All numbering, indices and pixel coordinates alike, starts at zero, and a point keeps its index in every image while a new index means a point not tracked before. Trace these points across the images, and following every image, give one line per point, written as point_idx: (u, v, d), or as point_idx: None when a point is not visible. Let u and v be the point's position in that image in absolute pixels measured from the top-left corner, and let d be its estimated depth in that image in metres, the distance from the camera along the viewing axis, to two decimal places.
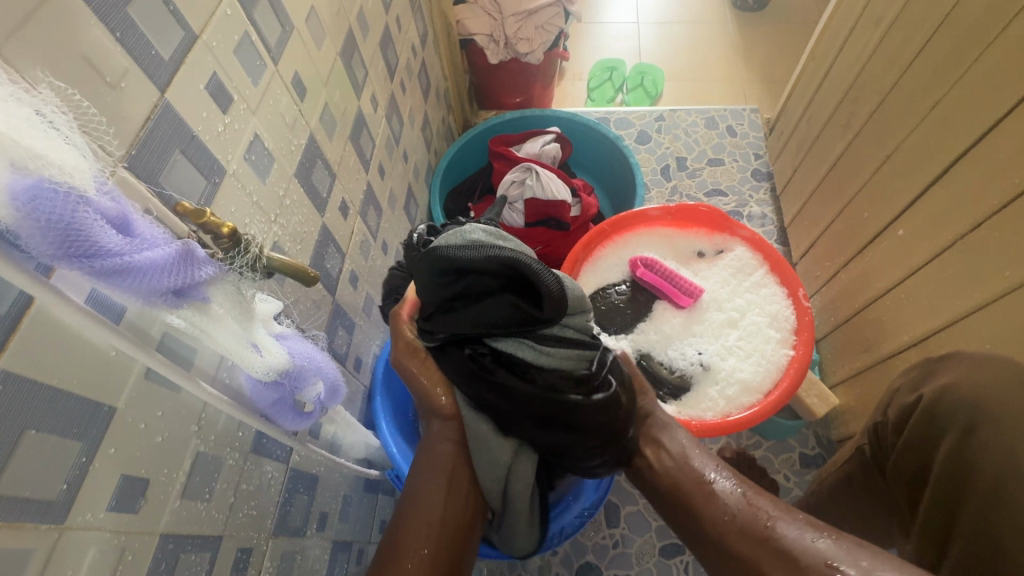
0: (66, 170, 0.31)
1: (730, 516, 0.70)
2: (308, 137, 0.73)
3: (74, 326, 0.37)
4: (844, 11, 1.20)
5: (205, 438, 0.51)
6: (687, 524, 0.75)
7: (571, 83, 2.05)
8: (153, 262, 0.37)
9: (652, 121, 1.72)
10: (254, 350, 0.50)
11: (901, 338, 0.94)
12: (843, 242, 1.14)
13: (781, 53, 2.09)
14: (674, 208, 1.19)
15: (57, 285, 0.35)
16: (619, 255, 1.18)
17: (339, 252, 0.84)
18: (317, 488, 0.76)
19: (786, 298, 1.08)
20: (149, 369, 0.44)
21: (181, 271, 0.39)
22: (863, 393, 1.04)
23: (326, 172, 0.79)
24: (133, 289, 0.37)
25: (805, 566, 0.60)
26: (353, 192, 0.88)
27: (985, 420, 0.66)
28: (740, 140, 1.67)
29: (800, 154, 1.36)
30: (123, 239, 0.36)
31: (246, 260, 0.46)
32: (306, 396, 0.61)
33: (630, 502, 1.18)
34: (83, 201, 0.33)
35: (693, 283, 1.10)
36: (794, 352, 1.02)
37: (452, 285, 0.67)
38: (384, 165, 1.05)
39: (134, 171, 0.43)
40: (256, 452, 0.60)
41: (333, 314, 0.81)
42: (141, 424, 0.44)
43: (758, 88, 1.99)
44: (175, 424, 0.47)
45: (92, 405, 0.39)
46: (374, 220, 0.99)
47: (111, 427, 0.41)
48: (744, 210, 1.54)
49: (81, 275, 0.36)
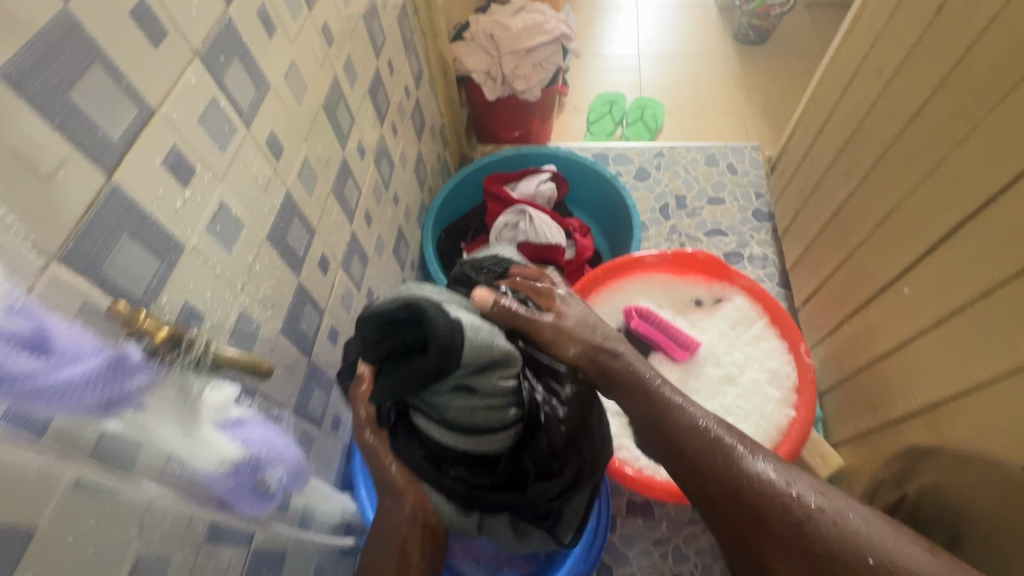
0: None
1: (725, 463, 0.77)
2: (285, 196, 0.70)
3: None
4: (845, 57, 1.18)
5: (149, 540, 0.47)
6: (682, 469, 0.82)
7: (570, 116, 2.04)
8: (79, 377, 0.36)
9: (650, 157, 1.70)
10: (214, 435, 0.48)
11: (909, 404, 0.89)
12: (846, 294, 1.10)
13: (782, 87, 2.08)
14: (670, 255, 1.15)
15: None
16: (614, 303, 1.13)
17: (318, 309, 0.81)
18: (284, 565, 0.71)
19: (787, 353, 1.03)
20: (81, 478, 0.40)
21: (111, 380, 0.39)
22: (868, 457, 0.99)
23: (304, 228, 0.76)
24: (62, 406, 0.36)
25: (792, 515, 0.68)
26: (334, 245, 0.86)
27: (968, 531, 0.69)
28: (740, 178, 1.64)
29: (801, 197, 1.33)
30: (41, 360, 0.34)
31: (184, 358, 0.47)
32: (269, 479, 0.57)
33: (624, 564, 1.12)
34: None
35: (689, 336, 1.07)
36: (796, 413, 0.97)
37: (393, 342, 0.64)
38: (371, 212, 1.02)
39: (71, 265, 0.40)
40: (211, 543, 0.55)
41: (308, 376, 0.78)
42: (68, 539, 0.40)
43: (759, 123, 1.98)
44: (110, 532, 0.43)
45: (4, 530, 0.35)
46: (358, 270, 0.96)
47: (29, 549, 0.37)
48: (745, 251, 1.51)
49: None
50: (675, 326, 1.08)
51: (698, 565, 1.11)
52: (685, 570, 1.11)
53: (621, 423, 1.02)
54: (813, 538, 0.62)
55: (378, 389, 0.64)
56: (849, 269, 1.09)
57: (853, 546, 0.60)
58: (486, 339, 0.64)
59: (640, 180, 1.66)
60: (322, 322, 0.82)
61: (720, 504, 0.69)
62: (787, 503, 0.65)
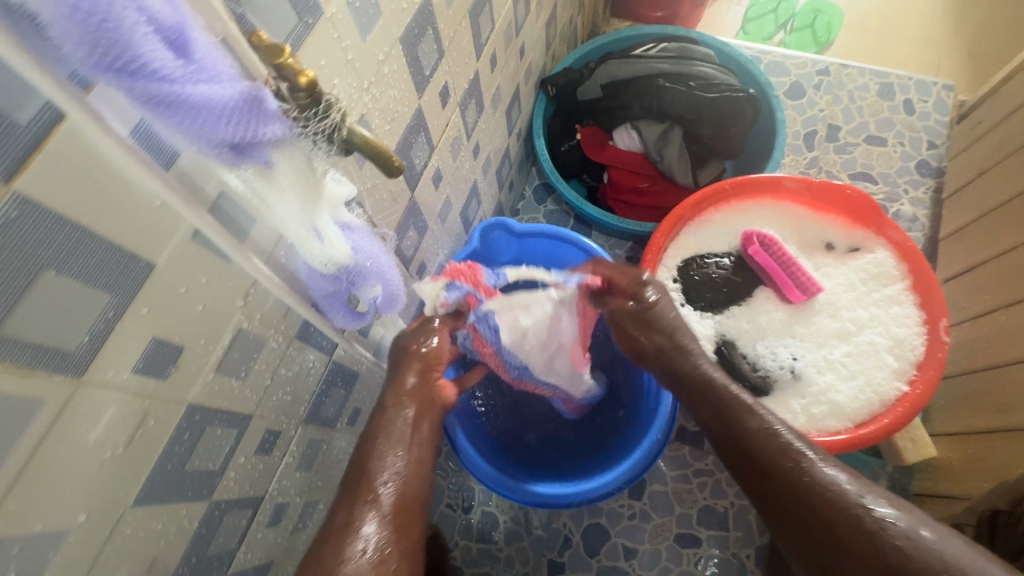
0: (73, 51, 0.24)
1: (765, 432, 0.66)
2: (421, 7, 0.60)
3: (59, 323, 0.31)
4: None
5: (251, 316, 0.47)
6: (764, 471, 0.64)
7: (726, 7, 1.69)
8: (215, 101, 0.29)
9: (812, 74, 1.42)
10: (314, 235, 0.43)
11: (1009, 419, 0.86)
12: (1007, 280, 0.97)
13: (998, 21, 1.63)
14: (816, 184, 0.98)
15: (38, 291, 0.29)
16: (735, 225, 1.01)
17: (429, 144, 0.74)
18: (355, 385, 0.73)
19: (920, 325, 0.90)
20: (202, 330, 0.42)
21: (244, 121, 0.31)
22: (966, 458, 0.93)
23: (434, 46, 0.66)
24: (184, 130, 0.30)
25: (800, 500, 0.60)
26: (458, 78, 0.76)
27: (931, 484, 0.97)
28: (916, 120, 1.35)
29: (996, 156, 1.12)
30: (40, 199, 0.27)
31: (323, 127, 0.35)
32: (362, 296, 0.53)
33: (658, 480, 1.13)
34: (182, 97, 0.28)
35: (811, 277, 0.95)
36: (909, 389, 0.85)
37: (663, 61, 1.12)
38: (496, 56, 0.90)
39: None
40: (301, 339, 0.56)
41: (408, 211, 0.73)
42: (181, 288, 0.38)
43: (959, 55, 1.58)
44: (220, 294, 0.42)
45: (122, 264, 0.33)
46: (472, 116, 0.87)
47: (146, 283, 0.35)
48: (892, 206, 1.28)
49: (169, 127, 0.30)
50: (799, 263, 0.96)
51: (734, 504, 1.10)
52: (720, 504, 1.10)
53: (704, 349, 0.94)
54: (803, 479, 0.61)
55: (618, 77, 1.13)
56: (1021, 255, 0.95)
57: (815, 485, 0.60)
58: (714, 77, 1.09)
59: (792, 99, 1.40)
60: (430, 160, 0.76)
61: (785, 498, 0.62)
62: (813, 479, 0.60)
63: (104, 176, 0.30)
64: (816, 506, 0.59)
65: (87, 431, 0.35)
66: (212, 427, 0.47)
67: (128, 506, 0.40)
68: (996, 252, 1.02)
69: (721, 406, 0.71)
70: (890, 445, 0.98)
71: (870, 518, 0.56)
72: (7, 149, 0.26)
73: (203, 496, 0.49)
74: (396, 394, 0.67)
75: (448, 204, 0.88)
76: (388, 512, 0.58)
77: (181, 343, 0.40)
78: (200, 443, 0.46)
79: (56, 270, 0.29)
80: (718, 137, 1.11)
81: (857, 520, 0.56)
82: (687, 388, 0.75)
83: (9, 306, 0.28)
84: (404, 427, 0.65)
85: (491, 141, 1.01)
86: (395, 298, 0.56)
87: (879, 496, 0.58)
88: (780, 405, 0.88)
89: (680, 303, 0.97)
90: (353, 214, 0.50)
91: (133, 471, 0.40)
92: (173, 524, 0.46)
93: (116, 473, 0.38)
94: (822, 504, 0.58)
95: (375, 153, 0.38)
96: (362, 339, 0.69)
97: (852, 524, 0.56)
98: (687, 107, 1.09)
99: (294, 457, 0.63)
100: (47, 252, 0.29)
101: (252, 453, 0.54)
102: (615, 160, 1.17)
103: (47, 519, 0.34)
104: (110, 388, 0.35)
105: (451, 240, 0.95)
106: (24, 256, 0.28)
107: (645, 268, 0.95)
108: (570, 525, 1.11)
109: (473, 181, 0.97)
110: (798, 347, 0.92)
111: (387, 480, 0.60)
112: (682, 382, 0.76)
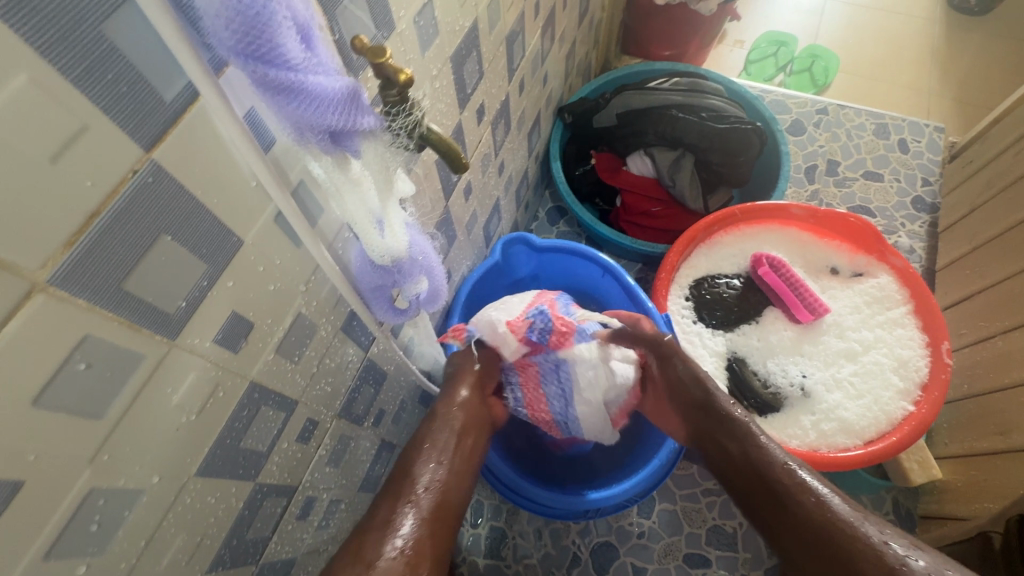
0: (223, 34, 0.28)
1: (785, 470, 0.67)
2: (469, 30, 0.65)
3: (163, 287, 0.33)
4: None
5: (309, 302, 0.50)
6: (787, 509, 0.64)
7: (729, 49, 1.79)
8: (324, 91, 0.33)
9: (812, 112, 1.50)
10: (377, 226, 0.45)
11: (1011, 439, 0.89)
12: (1002, 308, 1.01)
13: (984, 73, 1.74)
14: (821, 212, 1.03)
15: (154, 254, 0.32)
16: (744, 247, 1.06)
17: (464, 157, 0.78)
18: (383, 385, 0.75)
19: (923, 347, 0.94)
20: (271, 309, 0.45)
21: (345, 112, 0.35)
22: (970, 479, 0.95)
23: (476, 67, 0.71)
24: (296, 115, 0.34)
25: (824, 538, 0.60)
26: (493, 98, 0.81)
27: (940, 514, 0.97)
28: (911, 158, 1.43)
29: (987, 193, 1.19)
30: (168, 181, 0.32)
31: (406, 124, 0.40)
32: (406, 292, 0.56)
33: (667, 499, 1.13)
34: (300, 84, 0.32)
35: (818, 298, 0.99)
36: (915, 408, 0.88)
37: (675, 93, 1.19)
38: (524, 82, 0.95)
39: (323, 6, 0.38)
40: (345, 331, 0.58)
41: (443, 220, 0.77)
42: (260, 266, 0.41)
43: (949, 102, 1.68)
44: (289, 276, 0.45)
45: (219, 237, 0.36)
46: (501, 135, 0.92)
47: (234, 258, 0.38)
48: (890, 238, 1.33)
49: (278, 112, 0.34)
50: (806, 285, 1.00)
51: (743, 524, 1.11)
52: (728, 524, 1.10)
53: (717, 365, 0.96)
54: (826, 516, 0.61)
55: (632, 107, 1.20)
56: (1013, 284, 1.00)
57: (839, 521, 0.60)
58: (723, 110, 1.16)
59: (793, 134, 1.47)
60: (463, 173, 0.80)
61: (808, 535, 0.61)
62: (835, 515, 0.61)
63: (217, 154, 0.34)
64: (835, 540, 0.59)
65: (170, 393, 0.37)
66: (265, 407, 0.49)
67: (192, 475, 0.42)
68: (991, 282, 1.07)
69: (743, 446, 0.72)
70: (896, 466, 1.00)
71: (889, 550, 0.56)
72: (152, 119, 0.29)
73: (250, 477, 0.50)
74: (445, 405, 0.75)
75: (474, 217, 0.92)
76: (428, 514, 0.59)
77: (253, 319, 0.43)
78: (254, 422, 0.48)
79: (171, 235, 0.33)
80: (727, 166, 1.17)
81: (877, 551, 0.56)
82: (703, 419, 0.77)
83: (132, 262, 0.31)
84: (451, 436, 0.71)
85: (514, 160, 1.06)
86: (436, 295, 0.59)
87: (901, 536, 0.57)
88: (791, 420, 0.91)
89: (693, 320, 1.01)
90: (406, 212, 0.54)
91: (199, 441, 0.41)
92: (223, 501, 0.47)
93: (187, 439, 0.40)
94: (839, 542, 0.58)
95: (446, 149, 0.42)
96: (394, 338, 0.72)
97: (875, 560, 0.55)
98: (698, 137, 1.15)
99: (325, 450, 0.64)
100: (167, 220, 0.32)
101: (294, 440, 0.56)
102: (629, 184, 1.22)
103: (128, 475, 0.36)
104: (194, 354, 0.38)
105: (474, 252, 0.99)
106: (150, 218, 0.31)
107: (660, 284, 0.99)
108: (578, 542, 1.11)
109: (496, 197, 1.02)
110: (807, 366, 0.95)
111: (430, 484, 0.63)
112: (709, 422, 0.77)
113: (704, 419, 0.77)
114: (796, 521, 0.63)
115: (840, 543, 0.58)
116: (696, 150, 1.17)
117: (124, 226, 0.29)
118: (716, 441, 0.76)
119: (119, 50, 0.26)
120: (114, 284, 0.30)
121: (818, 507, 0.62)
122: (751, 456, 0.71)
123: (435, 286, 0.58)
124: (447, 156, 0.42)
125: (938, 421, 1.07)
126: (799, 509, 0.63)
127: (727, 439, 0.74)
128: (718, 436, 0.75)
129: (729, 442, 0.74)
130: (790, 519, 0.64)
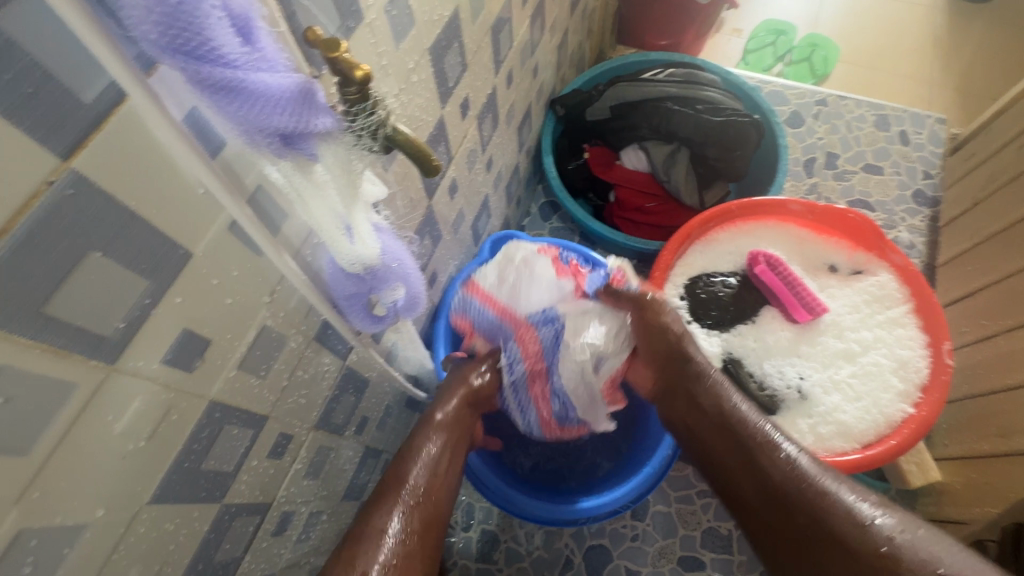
0: (140, 24, 0.25)
1: (762, 438, 0.68)
2: (450, 21, 0.61)
3: (94, 310, 0.30)
4: None
5: (275, 313, 0.46)
6: (762, 478, 0.66)
7: (727, 39, 1.75)
8: (270, 89, 0.30)
9: (811, 103, 1.47)
10: (346, 233, 0.42)
11: (1012, 442, 0.87)
12: (1005, 306, 0.99)
13: (987, 62, 1.71)
14: (820, 208, 1.00)
15: (80, 274, 0.29)
16: (740, 245, 1.03)
17: (448, 154, 0.75)
18: (364, 392, 0.72)
19: (924, 348, 0.91)
20: (231, 323, 0.41)
21: (297, 111, 0.32)
22: (970, 481, 0.93)
23: (459, 59, 0.67)
24: (241, 116, 0.30)
25: (799, 507, 0.62)
26: (478, 91, 0.78)
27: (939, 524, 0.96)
28: (912, 150, 1.39)
29: (990, 187, 1.16)
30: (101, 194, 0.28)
31: (369, 125, 0.36)
32: (382, 300, 0.53)
33: (661, 501, 1.11)
34: (240, 80, 0.28)
35: (817, 298, 0.96)
36: (915, 411, 0.86)
37: (670, 85, 1.15)
38: (512, 74, 0.92)
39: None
40: (319, 341, 0.55)
41: (426, 219, 0.73)
42: (213, 280, 0.38)
43: (951, 92, 1.65)
44: (249, 289, 0.42)
45: (159, 251, 0.33)
46: (488, 130, 0.88)
47: (182, 274, 0.35)
48: (890, 233, 1.30)
49: (220, 113, 0.31)
50: (804, 283, 0.98)
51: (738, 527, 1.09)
52: (723, 526, 1.09)
53: (712, 366, 0.94)
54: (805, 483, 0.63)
55: (626, 99, 1.16)
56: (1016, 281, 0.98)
57: (816, 488, 0.62)
58: (720, 101, 1.12)
59: (792, 126, 1.44)
60: (447, 171, 0.76)
61: (783, 505, 0.63)
62: (808, 482, 0.63)
63: (155, 161, 0.31)
64: (809, 507, 0.61)
65: (112, 420, 0.34)
66: (230, 426, 0.46)
67: (145, 504, 0.39)
68: (994, 279, 1.04)
69: (721, 416, 0.71)
70: (895, 468, 0.98)
71: (876, 526, 0.57)
72: (70, 124, 0.26)
73: (215, 498, 0.47)
74: (432, 417, 0.71)
75: (461, 215, 0.89)
76: (406, 532, 0.57)
77: (209, 336, 0.40)
78: (218, 442, 0.45)
79: (101, 252, 0.29)
80: (723, 160, 1.14)
81: (849, 511, 0.59)
82: (682, 402, 0.76)
83: (54, 284, 0.27)
84: (437, 445, 0.67)
85: (503, 155, 1.02)
86: (415, 302, 0.56)
87: (873, 499, 0.60)
88: (787, 423, 0.88)
89: (687, 320, 0.98)
90: (380, 217, 0.51)
91: (151, 468, 0.38)
92: (185, 526, 0.44)
93: (137, 467, 0.37)
94: (810, 505, 0.61)
95: (418, 151, 0.38)
96: (375, 344, 0.69)
97: (849, 526, 0.58)
98: (694, 129, 1.12)
99: (302, 463, 0.62)
100: (95, 237, 0.29)
101: (265, 457, 0.53)
102: (623, 177, 1.19)
103: (66, 512, 0.33)
104: (138, 378, 0.35)
105: (462, 251, 0.95)
106: (72, 233, 0.28)
107: (653, 283, 0.95)
108: (571, 545, 1.09)
109: (485, 193, 0.98)
110: (804, 367, 0.93)
111: (417, 493, 0.61)
112: (688, 394, 0.75)
113: (685, 388, 0.76)
114: (771, 491, 0.65)
115: (817, 513, 0.60)
116: (692, 143, 1.13)
117: (40, 249, 0.26)
118: (694, 412, 0.74)
119: (18, 44, 0.23)
120: (33, 309, 0.27)
121: (788, 472, 0.64)
122: (730, 425, 0.70)
123: (417, 293, 0.55)
124: (419, 158, 0.39)
125: (938, 422, 1.05)
126: (776, 479, 0.65)
127: (710, 411, 0.72)
128: (699, 409, 0.74)
129: (709, 414, 0.73)
130: (764, 489, 0.65)
